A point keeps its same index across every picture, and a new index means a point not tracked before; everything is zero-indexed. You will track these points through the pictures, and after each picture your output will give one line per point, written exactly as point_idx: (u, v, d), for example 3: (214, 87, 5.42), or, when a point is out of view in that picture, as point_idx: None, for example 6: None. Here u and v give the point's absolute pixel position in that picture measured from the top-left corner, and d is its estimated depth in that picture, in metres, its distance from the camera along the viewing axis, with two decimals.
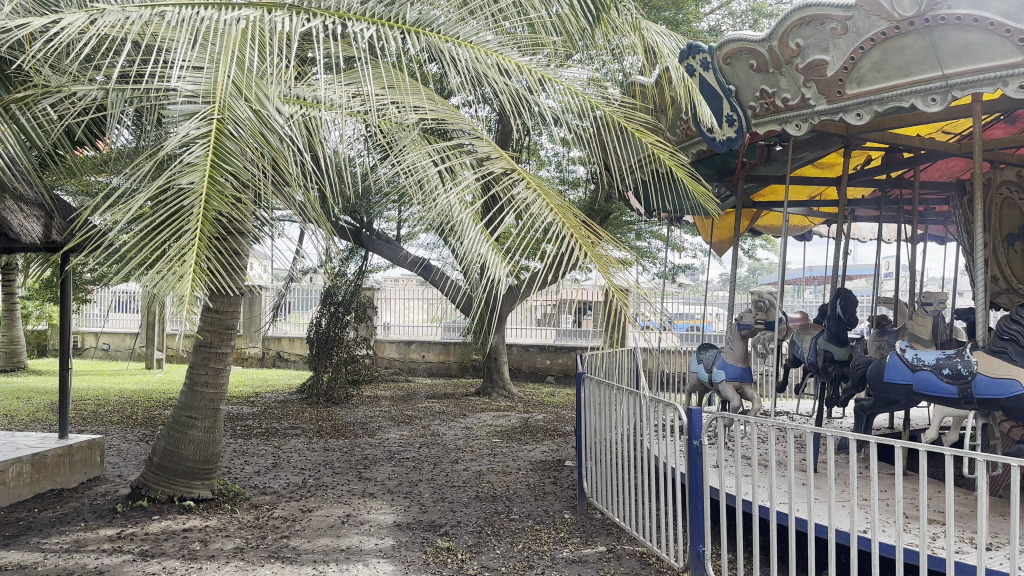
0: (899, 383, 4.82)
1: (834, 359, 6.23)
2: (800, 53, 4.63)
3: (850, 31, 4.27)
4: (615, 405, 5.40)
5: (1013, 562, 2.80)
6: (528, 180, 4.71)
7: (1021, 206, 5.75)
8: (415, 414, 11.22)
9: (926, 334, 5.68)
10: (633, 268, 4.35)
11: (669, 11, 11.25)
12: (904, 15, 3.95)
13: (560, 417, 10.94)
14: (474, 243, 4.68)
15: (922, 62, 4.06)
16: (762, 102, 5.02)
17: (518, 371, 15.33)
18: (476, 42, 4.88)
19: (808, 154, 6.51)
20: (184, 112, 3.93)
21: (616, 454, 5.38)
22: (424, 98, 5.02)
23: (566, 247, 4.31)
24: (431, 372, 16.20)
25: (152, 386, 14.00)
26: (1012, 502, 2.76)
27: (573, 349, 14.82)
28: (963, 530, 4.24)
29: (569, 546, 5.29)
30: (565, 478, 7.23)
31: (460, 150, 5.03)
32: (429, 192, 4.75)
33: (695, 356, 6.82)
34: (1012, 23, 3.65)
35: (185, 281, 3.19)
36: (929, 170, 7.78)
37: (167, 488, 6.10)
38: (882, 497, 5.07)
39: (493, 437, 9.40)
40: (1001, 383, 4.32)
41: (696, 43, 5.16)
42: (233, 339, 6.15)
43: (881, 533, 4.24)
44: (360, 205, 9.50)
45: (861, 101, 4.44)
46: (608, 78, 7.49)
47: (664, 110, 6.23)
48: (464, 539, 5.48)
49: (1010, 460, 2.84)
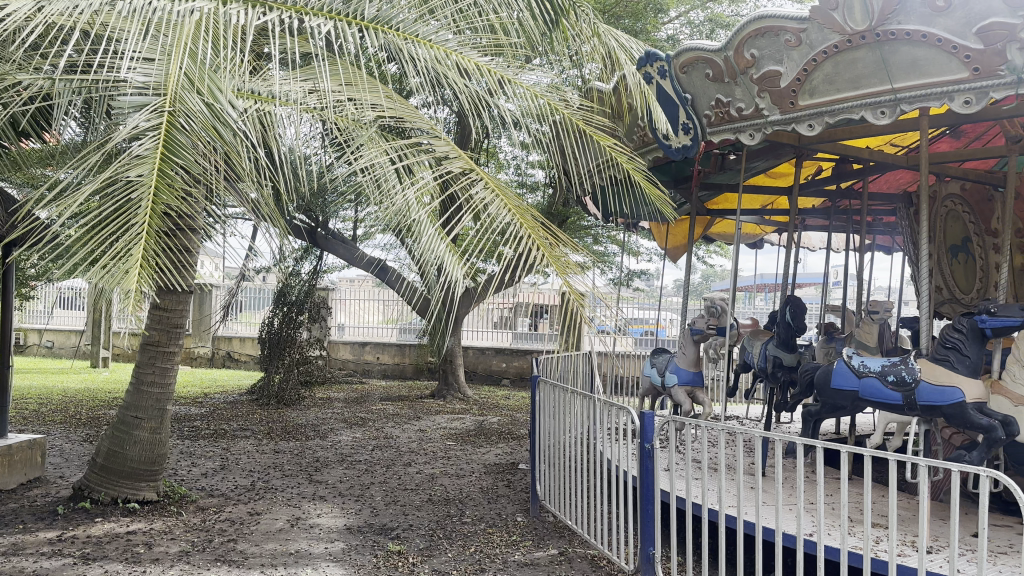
0: (846, 389, 4.90)
1: (783, 364, 6.32)
2: (755, 63, 4.69)
3: (803, 43, 4.37)
4: (569, 407, 5.42)
5: (953, 565, 2.87)
6: (487, 181, 4.70)
7: (965, 219, 5.94)
8: (368, 416, 11.11)
9: (872, 342, 5.79)
10: (590, 272, 4.38)
11: (629, 19, 11.37)
12: (856, 28, 4.05)
13: (514, 420, 10.96)
14: (432, 243, 4.65)
15: (871, 75, 4.16)
16: (716, 110, 5.09)
17: (474, 374, 15.31)
18: (435, 40, 4.85)
19: (762, 164, 6.61)
20: (134, 103, 3.83)
21: (569, 457, 5.40)
22: (382, 95, 4.99)
23: (524, 248, 4.31)
24: (385, 374, 16.08)
25: (99, 385, 13.61)
26: (952, 508, 2.84)
27: (529, 353, 14.86)
28: (905, 534, 4.34)
29: (521, 549, 5.30)
30: (518, 481, 7.24)
31: (419, 149, 4.99)
32: (386, 190, 4.70)
33: (648, 360, 6.86)
34: (959, 40, 3.76)
35: (131, 276, 3.10)
36: (877, 181, 7.99)
37: (110, 490, 5.93)
38: (827, 501, 5.18)
39: (448, 439, 9.36)
40: (943, 391, 4.43)
41: (654, 51, 5.22)
42: (181, 338, 6.00)
43: (827, 536, 4.32)
44: (316, 203, 9.38)
45: (812, 113, 4.53)
46: (567, 82, 7.51)
47: (622, 116, 6.27)
48: (415, 543, 5.44)
49: (950, 465, 2.91)
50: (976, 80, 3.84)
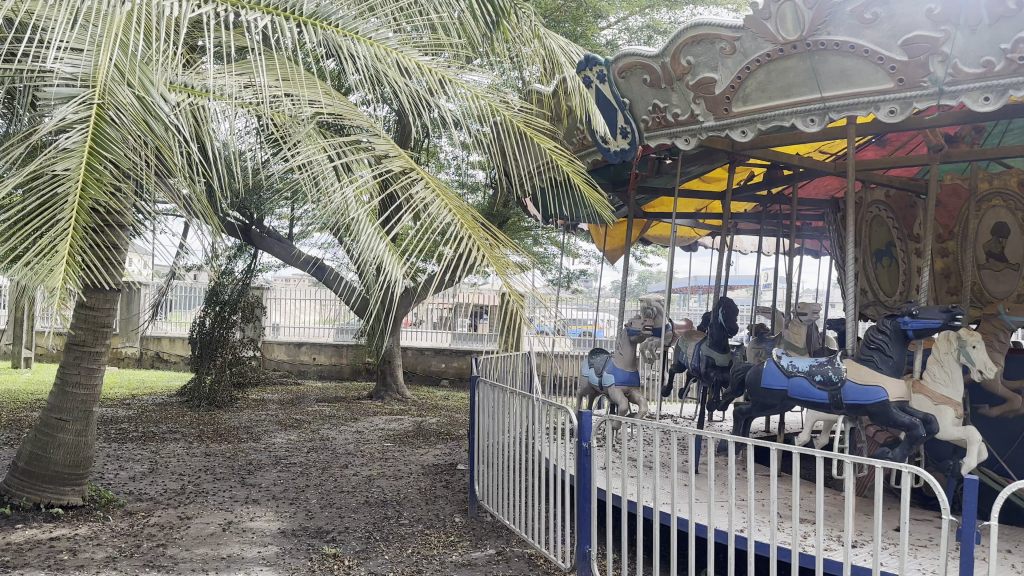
0: (775, 388, 5.05)
1: (716, 364, 6.47)
2: (690, 70, 4.80)
3: (737, 51, 4.49)
4: (508, 407, 5.44)
5: (876, 558, 2.98)
6: (428, 180, 4.68)
7: (888, 225, 6.16)
8: (303, 417, 10.94)
9: (800, 342, 5.98)
10: (530, 273, 4.42)
11: (568, 23, 11.47)
12: (788, 38, 4.19)
13: (453, 421, 10.94)
14: (371, 242, 4.61)
15: (802, 84, 4.30)
16: (654, 116, 5.19)
17: (412, 375, 15.22)
18: (376, 38, 4.82)
19: (697, 168, 6.76)
20: (61, 94, 3.70)
21: (508, 457, 5.42)
22: (320, 92, 4.92)
23: (465, 248, 4.31)
24: (321, 375, 15.86)
25: (19, 386, 13.05)
26: (874, 504, 2.94)
27: (468, 353, 14.85)
28: (831, 528, 4.50)
29: (459, 549, 5.29)
30: (456, 482, 7.23)
31: (358, 147, 4.95)
32: (325, 188, 4.64)
33: (586, 360, 6.93)
34: (884, 52, 3.92)
35: (56, 273, 2.99)
36: (806, 187, 8.26)
37: (32, 495, 5.69)
38: (758, 498, 5.33)
39: (385, 441, 9.29)
40: (869, 390, 4.58)
41: (594, 56, 5.30)
42: (108, 338, 5.81)
43: (757, 531, 4.45)
44: (251, 201, 9.19)
45: (745, 119, 4.66)
46: (507, 83, 7.54)
47: (561, 118, 6.32)
48: (352, 545, 5.39)
49: (873, 462, 3.02)
50: (901, 91, 4.00)
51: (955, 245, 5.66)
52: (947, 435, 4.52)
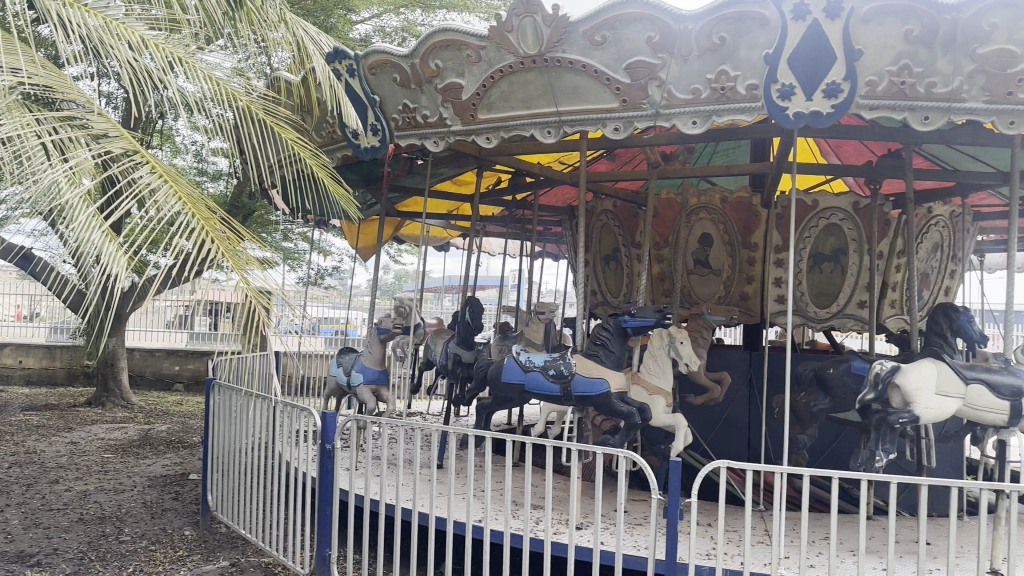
0: (514, 382, 5.24)
1: (462, 361, 6.66)
2: (438, 74, 4.85)
3: (482, 60, 4.62)
4: (246, 411, 5.18)
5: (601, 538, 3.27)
6: (155, 167, 4.30)
7: (614, 232, 6.69)
8: (4, 428, 9.61)
9: (539, 339, 6.34)
10: (273, 270, 4.25)
11: (320, 15, 11.21)
12: (529, 52, 4.39)
13: (187, 427, 10.20)
14: (88, 232, 4.16)
15: (541, 97, 4.54)
16: (403, 115, 5.20)
17: (141, 378, 13.98)
18: (95, 7, 4.38)
19: (447, 171, 6.92)
20: None
21: (245, 464, 5.15)
22: (25, 61, 4.34)
23: (197, 242, 4.00)
24: (29, 380, 14.06)
25: None
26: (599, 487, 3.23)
27: (206, 354, 13.94)
28: (561, 513, 4.80)
29: (187, 564, 4.94)
30: (188, 492, 6.75)
31: (74, 126, 4.44)
32: (30, 170, 4.10)
33: (334, 360, 6.80)
34: (611, 74, 4.25)
35: None
36: (548, 195, 8.78)
37: None
38: (496, 488, 5.54)
39: (106, 451, 8.43)
40: (593, 382, 4.97)
41: (343, 49, 5.17)
42: None
43: (494, 521, 4.62)
44: None
45: (489, 127, 4.83)
46: (252, 70, 7.18)
47: (308, 111, 6.12)
48: (60, 569, 4.82)
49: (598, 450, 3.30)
50: (624, 111, 4.36)
51: (668, 252, 6.26)
52: (659, 422, 5.02)
